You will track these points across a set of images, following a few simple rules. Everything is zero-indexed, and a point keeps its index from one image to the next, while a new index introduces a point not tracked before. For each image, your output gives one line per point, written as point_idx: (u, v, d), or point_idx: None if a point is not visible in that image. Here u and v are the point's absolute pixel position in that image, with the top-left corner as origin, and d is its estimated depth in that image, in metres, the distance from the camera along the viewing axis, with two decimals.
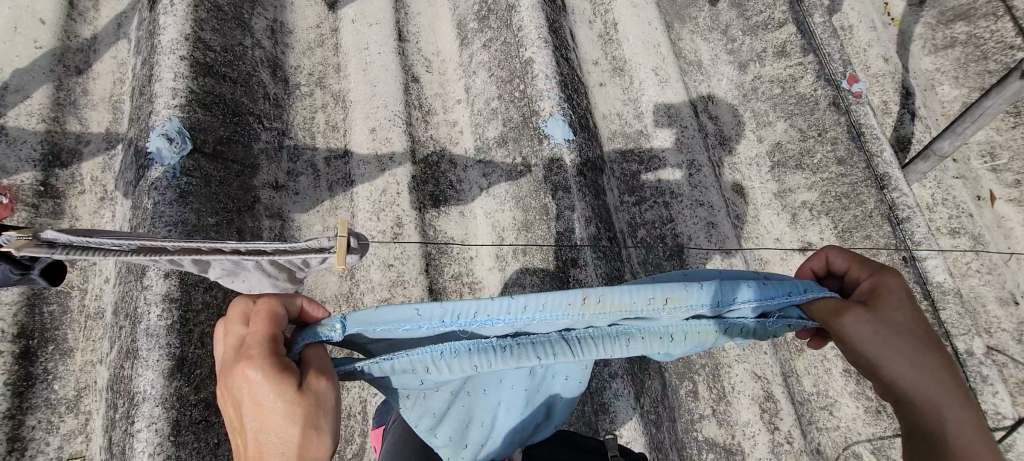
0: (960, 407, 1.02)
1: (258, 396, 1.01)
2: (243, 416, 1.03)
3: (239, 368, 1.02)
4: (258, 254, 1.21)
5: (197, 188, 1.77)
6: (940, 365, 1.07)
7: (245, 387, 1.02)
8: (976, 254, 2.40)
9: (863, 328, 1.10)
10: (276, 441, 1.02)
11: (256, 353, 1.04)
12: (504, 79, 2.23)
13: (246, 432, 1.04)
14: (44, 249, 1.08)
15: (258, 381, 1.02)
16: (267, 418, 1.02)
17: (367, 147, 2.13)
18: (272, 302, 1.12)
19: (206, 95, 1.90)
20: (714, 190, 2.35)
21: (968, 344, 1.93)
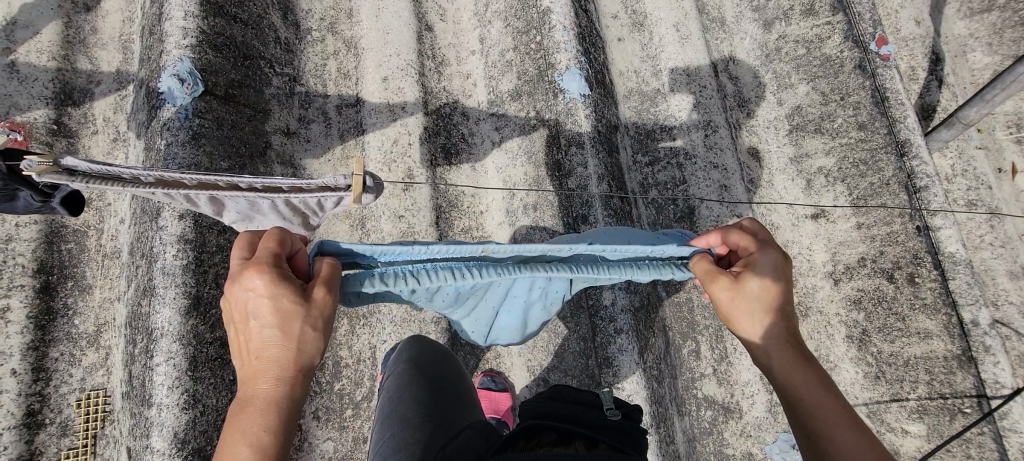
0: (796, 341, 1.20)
1: (258, 295, 1.01)
2: (247, 318, 1.03)
3: (244, 272, 1.02)
4: (275, 193, 1.24)
5: (210, 131, 1.76)
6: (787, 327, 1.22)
7: (248, 290, 1.01)
8: (990, 227, 2.37)
9: (766, 285, 1.20)
10: (282, 347, 1.02)
11: (264, 260, 1.04)
12: (520, 30, 2.16)
13: (247, 330, 1.04)
14: (66, 177, 1.10)
15: (263, 285, 1.01)
16: (272, 322, 1.01)
17: (379, 95, 2.10)
18: (277, 230, 1.11)
19: (216, 36, 1.86)
20: (729, 152, 2.31)
21: (974, 315, 1.92)
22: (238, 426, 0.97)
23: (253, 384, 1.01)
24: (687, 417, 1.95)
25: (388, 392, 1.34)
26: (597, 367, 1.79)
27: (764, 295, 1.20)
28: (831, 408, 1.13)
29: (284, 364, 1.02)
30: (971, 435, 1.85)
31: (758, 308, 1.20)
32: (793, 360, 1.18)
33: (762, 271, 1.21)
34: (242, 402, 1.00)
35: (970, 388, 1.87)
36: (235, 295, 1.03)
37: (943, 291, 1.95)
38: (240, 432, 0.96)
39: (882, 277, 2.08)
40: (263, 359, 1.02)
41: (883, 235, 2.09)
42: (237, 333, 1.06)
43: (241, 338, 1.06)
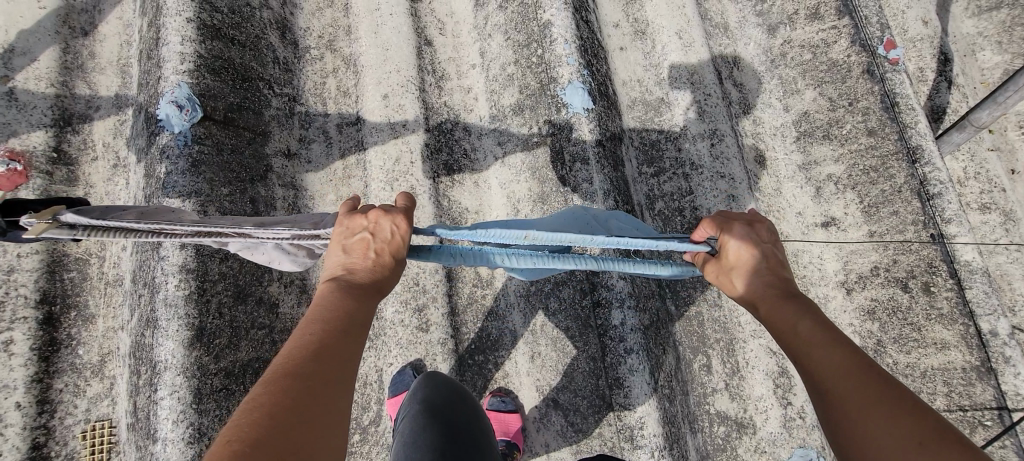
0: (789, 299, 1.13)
1: (397, 233, 1.07)
2: (374, 241, 1.07)
3: (397, 211, 1.08)
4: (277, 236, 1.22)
5: (210, 157, 1.74)
6: (775, 281, 1.17)
7: (392, 223, 1.07)
8: (1006, 231, 2.33)
9: (746, 247, 1.20)
10: (389, 271, 1.06)
11: (408, 212, 1.11)
12: (521, 43, 2.13)
13: (366, 245, 1.06)
14: (66, 231, 1.11)
15: (405, 229, 1.08)
16: (395, 255, 1.07)
17: (379, 113, 2.08)
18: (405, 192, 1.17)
19: (214, 59, 1.84)
20: (736, 161, 2.28)
21: (993, 325, 1.89)
22: (339, 303, 0.97)
23: (354, 280, 1.03)
24: (699, 434, 1.91)
25: (401, 438, 1.27)
26: (607, 388, 1.76)
27: (746, 257, 1.19)
28: (824, 339, 1.03)
29: (384, 282, 1.05)
30: (993, 448, 1.81)
31: (740, 264, 1.19)
32: (780, 303, 1.12)
33: (738, 230, 1.21)
34: (347, 289, 1.01)
35: (990, 400, 1.84)
36: (376, 219, 1.07)
37: (960, 301, 1.92)
38: (342, 308, 0.97)
39: (897, 286, 2.04)
40: (373, 269, 1.05)
41: (896, 244, 2.06)
42: (352, 237, 1.08)
43: (354, 244, 1.07)
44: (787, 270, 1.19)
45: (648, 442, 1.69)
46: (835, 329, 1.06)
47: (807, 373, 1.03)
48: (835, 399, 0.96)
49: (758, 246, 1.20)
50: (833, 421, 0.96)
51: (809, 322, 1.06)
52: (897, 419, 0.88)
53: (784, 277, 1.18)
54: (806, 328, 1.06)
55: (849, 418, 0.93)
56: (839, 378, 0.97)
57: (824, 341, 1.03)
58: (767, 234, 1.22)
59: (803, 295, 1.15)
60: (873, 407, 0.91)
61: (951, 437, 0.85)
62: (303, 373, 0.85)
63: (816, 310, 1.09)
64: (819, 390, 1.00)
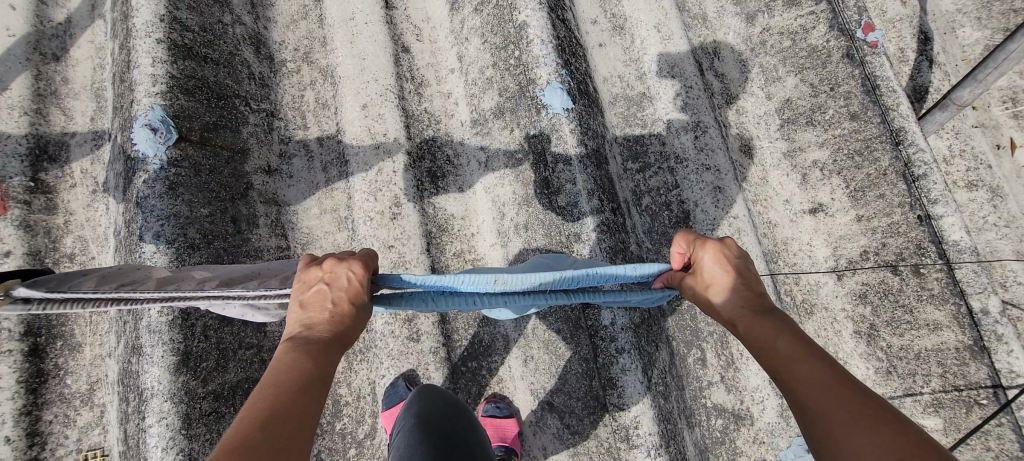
0: (766, 316, 1.13)
1: (354, 280, 1.09)
2: (330, 291, 1.08)
3: (352, 259, 1.11)
4: (260, 297, 1.23)
5: (187, 179, 1.72)
6: (749, 296, 1.17)
7: (347, 272, 1.10)
8: (993, 207, 2.33)
9: (720, 266, 1.20)
10: (348, 322, 1.07)
11: (365, 259, 1.14)
12: (498, 45, 2.12)
13: (323, 296, 1.08)
14: (19, 305, 1.04)
15: (361, 276, 1.10)
16: (353, 302, 1.08)
17: (359, 124, 2.07)
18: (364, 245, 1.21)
19: (188, 79, 1.82)
20: (721, 152, 2.27)
21: (984, 303, 1.90)
22: (293, 362, 0.97)
23: (311, 335, 1.03)
24: (697, 428, 1.91)
25: (396, 453, 1.27)
26: (601, 389, 1.76)
27: (720, 272, 1.19)
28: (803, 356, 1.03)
29: (344, 332, 1.06)
30: (990, 427, 1.80)
31: (714, 284, 1.20)
32: (755, 322, 1.12)
33: (713, 248, 1.21)
34: (301, 349, 1.01)
35: (984, 378, 1.84)
36: (331, 270, 1.10)
37: (950, 281, 1.92)
38: (298, 367, 0.97)
39: (887, 269, 2.04)
40: (332, 320, 1.06)
41: (884, 227, 2.06)
42: (308, 291, 1.09)
43: (311, 299, 1.08)
44: (760, 284, 1.20)
45: (645, 441, 1.69)
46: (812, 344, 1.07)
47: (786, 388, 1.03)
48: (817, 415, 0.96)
49: (732, 265, 1.19)
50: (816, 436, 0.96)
51: (785, 339, 1.07)
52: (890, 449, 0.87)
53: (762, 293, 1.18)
54: (783, 344, 1.07)
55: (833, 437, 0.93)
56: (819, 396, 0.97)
57: (802, 358, 1.04)
58: (741, 251, 1.22)
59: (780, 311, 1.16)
60: (856, 426, 0.92)
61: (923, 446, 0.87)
62: (254, 442, 0.84)
63: (797, 331, 1.09)
64: (801, 406, 1.00)
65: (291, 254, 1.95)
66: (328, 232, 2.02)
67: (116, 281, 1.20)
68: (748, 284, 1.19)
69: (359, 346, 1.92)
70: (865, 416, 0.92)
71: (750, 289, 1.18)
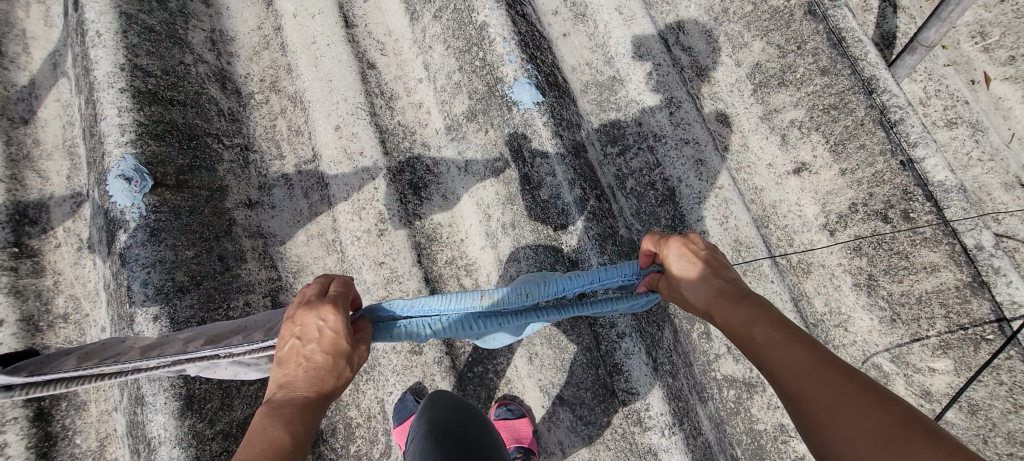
0: (740, 303, 1.14)
1: (325, 328, 1.11)
2: (305, 343, 1.11)
3: (322, 304, 1.13)
4: (252, 350, 1.22)
5: (167, 223, 1.71)
6: (720, 284, 1.18)
7: (319, 319, 1.12)
8: (976, 142, 2.34)
9: (687, 261, 1.23)
10: (326, 374, 1.10)
11: (338, 301, 1.16)
12: (461, 49, 2.12)
13: (298, 350, 1.11)
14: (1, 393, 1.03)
15: (335, 322, 1.12)
16: (327, 352, 1.10)
17: (335, 146, 2.07)
18: (345, 281, 1.24)
19: (156, 124, 1.82)
20: (698, 125, 2.27)
21: (977, 239, 1.88)
22: (266, 430, 0.99)
23: (287, 396, 1.06)
24: (710, 402, 1.90)
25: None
26: (608, 376, 1.76)
27: (687, 266, 1.22)
28: (783, 342, 1.04)
29: (320, 386, 1.08)
30: (999, 361, 1.80)
31: (682, 276, 1.23)
32: (731, 309, 1.14)
33: (677, 245, 1.25)
34: (280, 406, 1.03)
35: (988, 314, 1.82)
36: (304, 320, 1.12)
37: (940, 221, 1.89)
38: (270, 434, 0.98)
39: (877, 219, 2.03)
40: (308, 375, 1.08)
41: (869, 177, 2.06)
42: (286, 346, 1.13)
43: (290, 354, 1.12)
44: (730, 271, 1.22)
45: (658, 421, 1.67)
46: (788, 326, 1.09)
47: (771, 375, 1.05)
48: (803, 401, 0.98)
49: (699, 257, 1.23)
50: (809, 424, 0.96)
51: (762, 326, 1.08)
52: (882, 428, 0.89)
53: (735, 281, 1.19)
54: (761, 331, 1.08)
55: (821, 421, 0.95)
56: (803, 381, 0.99)
57: (782, 343, 1.05)
58: (706, 243, 1.26)
59: (755, 295, 1.17)
60: (844, 411, 0.93)
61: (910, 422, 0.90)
62: None
63: (771, 315, 1.11)
64: (787, 394, 1.01)
65: (284, 284, 1.95)
66: (318, 257, 2.02)
67: (96, 357, 1.20)
68: (719, 274, 1.20)
69: (363, 366, 1.90)
70: (851, 397, 0.94)
71: (721, 278, 1.20)
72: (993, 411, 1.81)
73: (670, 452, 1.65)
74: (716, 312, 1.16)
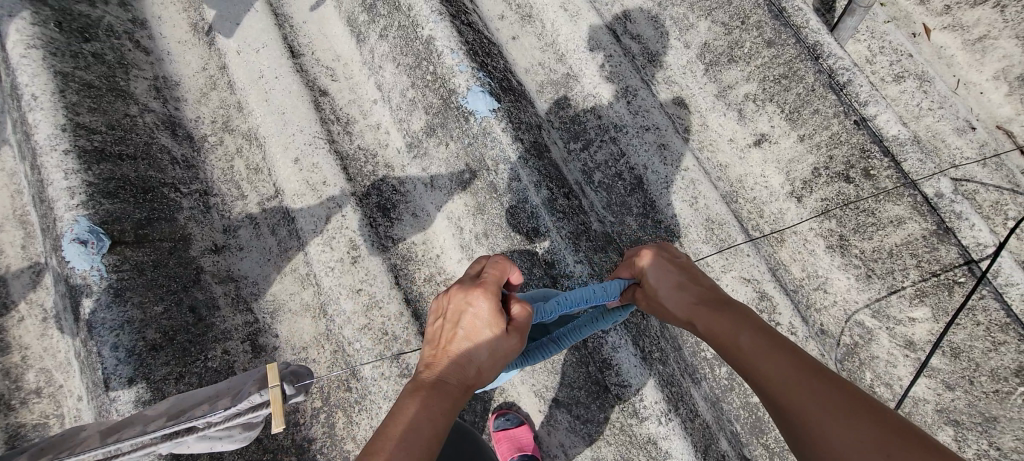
0: (720, 312, 1.24)
1: (477, 315, 1.24)
2: (460, 327, 1.26)
3: (479, 292, 1.25)
4: (229, 418, 1.22)
5: (131, 281, 1.67)
6: (697, 292, 1.32)
7: (471, 307, 1.25)
8: (924, 93, 2.40)
9: (661, 273, 1.36)
10: (476, 359, 1.23)
11: (490, 287, 1.26)
12: (411, 65, 2.10)
13: (453, 331, 1.26)
14: None
15: (486, 309, 1.23)
16: (478, 339, 1.23)
17: (296, 178, 2.03)
18: (504, 266, 1.33)
19: (108, 182, 1.76)
20: (655, 110, 2.33)
21: (936, 188, 1.92)
22: (422, 401, 1.16)
23: (444, 372, 1.23)
24: (704, 383, 1.90)
25: None
26: (599, 372, 1.76)
27: (665, 278, 1.35)
28: (764, 349, 1.12)
29: (474, 369, 1.22)
30: (974, 302, 1.83)
31: (663, 285, 1.34)
32: (710, 317, 1.24)
33: (654, 256, 1.39)
34: (434, 382, 1.21)
35: (956, 257, 1.85)
36: (460, 305, 1.26)
37: (899, 174, 1.92)
38: (425, 405, 1.15)
39: (840, 180, 2.05)
40: (464, 356, 1.23)
41: (826, 140, 2.08)
42: (448, 325, 1.28)
43: (447, 334, 1.28)
44: (704, 282, 1.36)
45: (653, 410, 1.67)
46: (771, 335, 1.16)
47: (754, 383, 1.11)
48: (789, 412, 1.01)
49: (675, 268, 1.38)
50: (798, 434, 0.99)
51: (747, 335, 1.16)
52: (869, 436, 0.91)
53: (711, 291, 1.33)
54: (745, 338, 1.16)
55: (810, 429, 0.97)
56: (784, 385, 1.05)
57: (767, 354, 1.11)
58: (679, 257, 1.42)
59: (732, 304, 1.29)
60: (832, 420, 0.96)
61: (898, 432, 0.92)
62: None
63: (751, 323, 1.20)
64: (773, 401, 1.05)
65: (262, 325, 1.92)
66: (294, 293, 1.98)
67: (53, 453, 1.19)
68: (696, 285, 1.34)
69: (353, 399, 1.85)
70: (839, 406, 0.97)
71: (696, 289, 1.33)
72: (974, 351, 1.85)
73: (670, 439, 1.66)
74: (699, 321, 1.26)
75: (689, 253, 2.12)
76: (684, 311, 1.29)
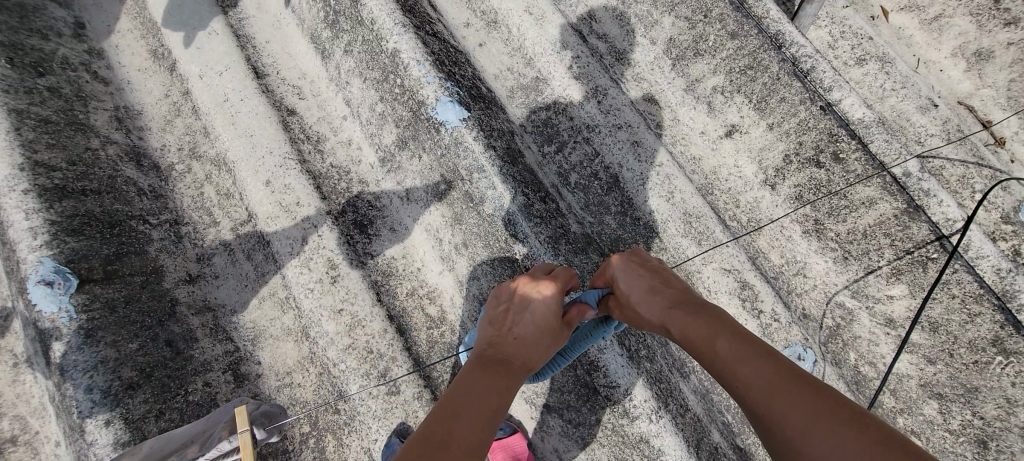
0: (696, 315, 1.29)
1: (543, 302, 1.43)
2: (524, 312, 1.44)
3: (547, 284, 1.47)
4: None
5: (103, 320, 1.63)
6: (672, 298, 1.38)
7: (540, 294, 1.45)
8: (886, 74, 2.45)
9: (632, 281, 1.44)
10: (536, 342, 1.40)
11: (557, 281, 1.48)
12: (378, 79, 2.08)
13: (518, 315, 1.45)
14: None
15: (552, 299, 1.44)
16: (542, 325, 1.41)
17: (269, 201, 1.99)
18: (567, 270, 1.56)
19: (72, 219, 1.70)
20: (626, 108, 2.35)
21: (903, 168, 1.91)
22: (488, 370, 1.30)
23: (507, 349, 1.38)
24: (693, 376, 1.91)
25: None
26: (587, 375, 1.76)
27: (637, 286, 1.42)
28: (741, 354, 1.16)
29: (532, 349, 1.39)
30: (948, 277, 1.85)
31: (635, 291, 1.41)
32: (686, 322, 1.29)
33: (623, 262, 1.50)
34: (501, 356, 1.36)
35: (927, 234, 1.87)
36: (530, 294, 1.46)
37: (868, 157, 1.93)
38: (489, 374, 1.29)
39: (812, 165, 2.07)
40: (527, 338, 1.40)
41: (794, 127, 2.08)
42: (514, 311, 1.47)
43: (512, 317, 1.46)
44: (677, 289, 1.42)
45: (643, 409, 1.67)
46: (746, 340, 1.20)
47: (735, 389, 1.13)
48: (766, 416, 1.04)
49: (646, 276, 1.44)
50: (775, 436, 1.02)
51: (724, 340, 1.20)
52: (844, 437, 0.94)
53: (685, 297, 1.38)
54: (722, 344, 1.20)
55: (788, 432, 1.00)
56: (763, 391, 1.07)
57: (743, 358, 1.15)
58: (651, 266, 1.49)
59: (707, 308, 1.33)
60: (808, 422, 0.98)
61: (871, 430, 0.95)
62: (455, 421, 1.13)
63: (725, 327, 1.25)
64: (751, 405, 1.08)
65: (242, 354, 1.89)
66: (274, 318, 1.95)
67: None
68: (668, 291, 1.40)
69: (342, 421, 1.82)
70: (814, 408, 1.00)
71: (670, 294, 1.39)
72: (952, 325, 1.88)
73: (662, 436, 1.66)
74: (675, 325, 1.31)
75: (670, 248, 2.14)
76: (660, 317, 1.34)
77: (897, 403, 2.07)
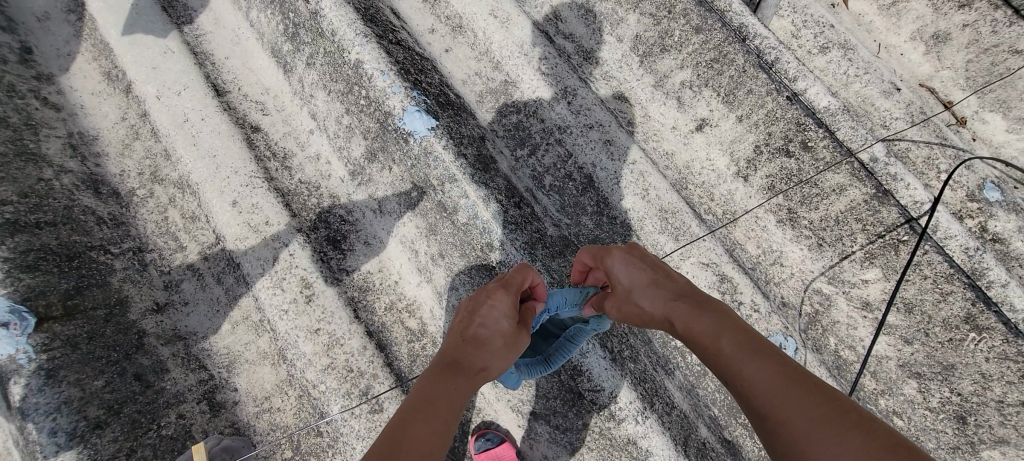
0: (699, 310, 1.29)
1: (498, 306, 1.43)
2: (478, 317, 1.43)
3: (500, 288, 1.46)
4: None
5: (65, 358, 1.57)
6: (673, 292, 1.37)
7: (492, 298, 1.45)
8: (849, 61, 2.48)
9: (633, 273, 1.43)
10: (492, 346, 1.38)
11: (510, 282, 1.48)
12: (343, 91, 2.04)
13: (472, 320, 1.43)
14: None
15: (506, 302, 1.43)
16: (497, 330, 1.40)
17: (235, 222, 1.92)
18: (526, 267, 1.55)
19: (27, 253, 1.62)
20: (596, 107, 2.34)
21: (871, 153, 1.92)
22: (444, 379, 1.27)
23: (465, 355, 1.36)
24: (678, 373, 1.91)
25: None
26: (570, 379, 1.75)
27: (638, 280, 1.42)
28: (746, 352, 1.15)
29: (490, 354, 1.37)
30: (919, 258, 1.88)
31: (636, 285, 1.40)
32: (689, 317, 1.28)
33: (624, 254, 1.49)
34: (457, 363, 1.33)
35: (897, 218, 1.89)
36: (482, 299, 1.46)
37: (835, 144, 1.94)
38: (444, 382, 1.26)
39: (782, 155, 2.06)
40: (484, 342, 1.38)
41: (762, 118, 2.07)
42: (468, 317, 1.45)
43: (465, 323, 1.44)
44: (679, 283, 1.41)
45: (629, 410, 1.67)
46: (750, 338, 1.20)
47: (736, 386, 1.14)
48: (770, 416, 1.04)
49: (648, 270, 1.43)
50: (778, 438, 1.02)
51: (729, 338, 1.20)
52: (850, 440, 0.93)
53: (687, 292, 1.37)
54: (726, 340, 1.19)
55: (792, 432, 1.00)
56: (768, 390, 1.07)
57: (748, 356, 1.14)
58: (652, 260, 1.49)
59: (711, 304, 1.33)
60: (812, 424, 0.98)
61: (875, 432, 0.95)
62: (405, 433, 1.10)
63: (728, 323, 1.24)
64: (754, 404, 1.08)
65: (216, 381, 1.85)
66: (248, 342, 1.90)
67: None
68: (669, 285, 1.40)
69: (324, 442, 1.78)
70: (820, 410, 1.00)
71: (672, 289, 1.38)
72: (926, 304, 1.90)
73: (649, 437, 1.65)
74: (678, 319, 1.30)
75: (647, 245, 2.14)
76: (661, 313, 1.34)
77: (877, 385, 2.09)
